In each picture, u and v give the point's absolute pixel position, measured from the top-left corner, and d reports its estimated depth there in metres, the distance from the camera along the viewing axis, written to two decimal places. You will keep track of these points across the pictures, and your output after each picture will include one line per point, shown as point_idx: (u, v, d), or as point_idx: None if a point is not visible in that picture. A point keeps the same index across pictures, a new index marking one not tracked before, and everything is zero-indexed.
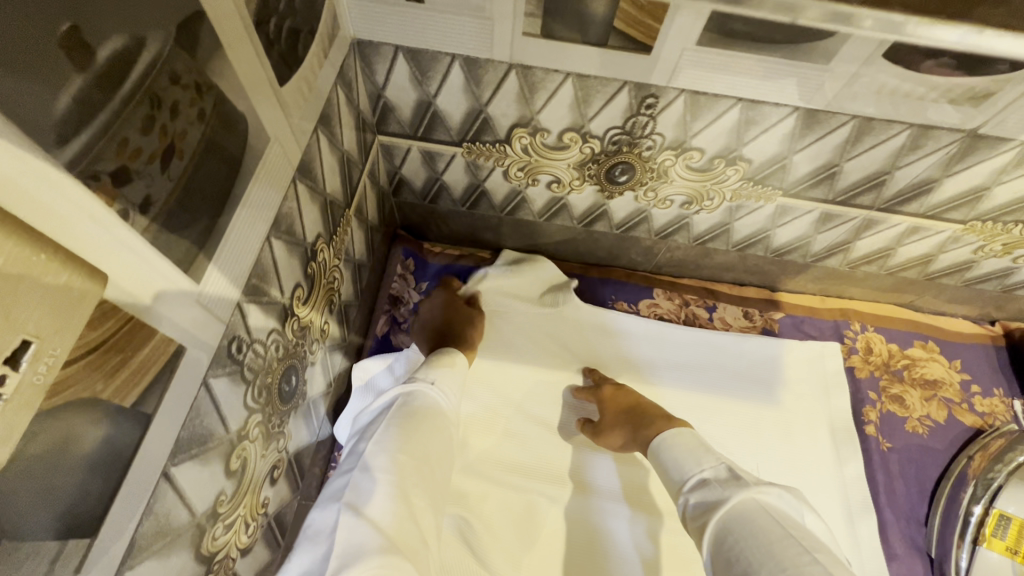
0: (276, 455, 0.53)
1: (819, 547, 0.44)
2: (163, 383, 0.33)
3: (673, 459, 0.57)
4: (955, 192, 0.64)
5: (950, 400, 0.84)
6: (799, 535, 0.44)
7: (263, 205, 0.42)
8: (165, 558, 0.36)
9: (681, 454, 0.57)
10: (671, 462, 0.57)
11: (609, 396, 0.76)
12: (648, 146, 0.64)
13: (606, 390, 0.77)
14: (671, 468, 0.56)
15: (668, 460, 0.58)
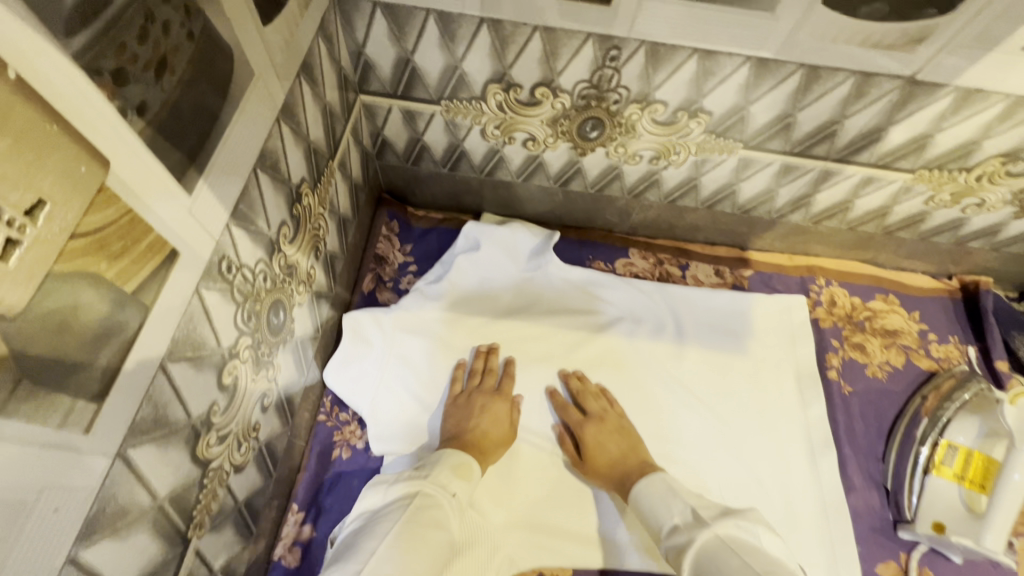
0: (266, 385, 0.56)
1: (769, 565, 0.52)
2: (160, 279, 0.36)
3: (649, 506, 0.66)
4: (900, 141, 0.68)
5: (908, 347, 0.89)
6: (754, 562, 0.53)
7: (250, 136, 0.45)
8: (163, 449, 0.40)
9: (656, 497, 0.66)
10: (649, 510, 0.65)
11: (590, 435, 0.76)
12: (615, 100, 0.68)
13: (588, 426, 0.76)
14: (649, 517, 0.65)
15: (644, 507, 0.66)
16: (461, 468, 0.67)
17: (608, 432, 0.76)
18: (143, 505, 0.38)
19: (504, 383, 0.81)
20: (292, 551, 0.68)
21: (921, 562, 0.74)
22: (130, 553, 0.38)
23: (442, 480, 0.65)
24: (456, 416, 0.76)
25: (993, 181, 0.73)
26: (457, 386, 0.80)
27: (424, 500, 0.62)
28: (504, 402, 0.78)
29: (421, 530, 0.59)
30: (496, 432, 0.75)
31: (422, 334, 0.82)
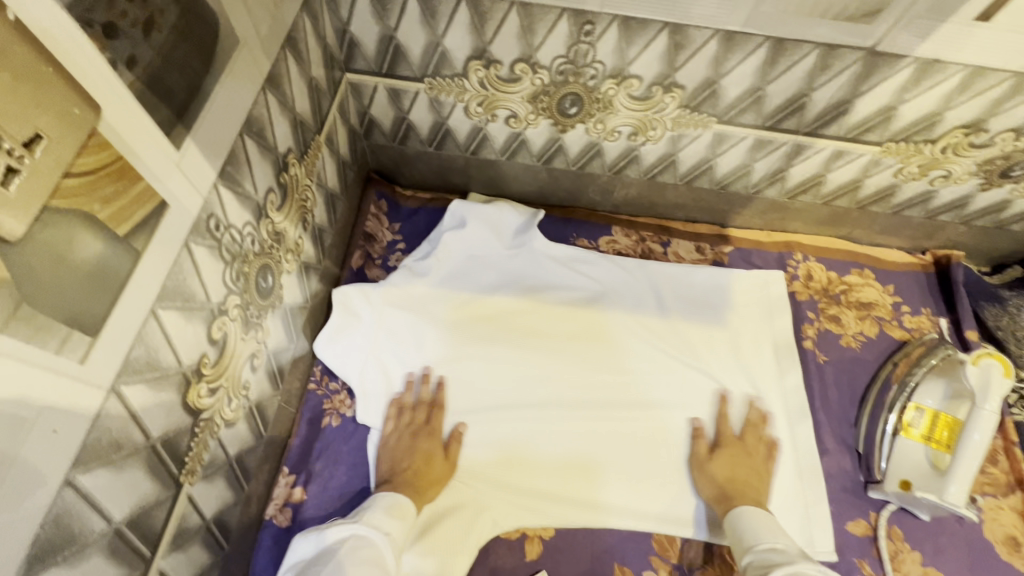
0: (255, 345, 0.59)
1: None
2: (151, 227, 0.39)
3: (749, 524, 0.68)
4: (867, 113, 0.71)
5: (882, 318, 0.92)
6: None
7: (236, 101, 0.48)
8: (155, 391, 0.42)
9: (761, 522, 0.68)
10: (748, 529, 0.67)
11: (733, 452, 0.78)
12: (592, 75, 0.70)
13: (725, 449, 0.79)
14: (747, 530, 0.67)
15: (743, 526, 0.68)
16: (396, 508, 0.67)
17: (743, 457, 0.78)
18: (137, 443, 0.41)
19: (434, 417, 0.79)
20: (283, 511, 0.71)
21: (890, 521, 0.77)
22: (125, 486, 0.40)
23: (374, 520, 0.64)
24: (392, 456, 0.75)
25: (959, 152, 0.76)
26: (388, 424, 0.77)
27: (355, 543, 0.62)
28: (435, 441, 0.77)
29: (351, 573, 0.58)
30: (435, 472, 0.74)
31: (404, 313, 0.84)
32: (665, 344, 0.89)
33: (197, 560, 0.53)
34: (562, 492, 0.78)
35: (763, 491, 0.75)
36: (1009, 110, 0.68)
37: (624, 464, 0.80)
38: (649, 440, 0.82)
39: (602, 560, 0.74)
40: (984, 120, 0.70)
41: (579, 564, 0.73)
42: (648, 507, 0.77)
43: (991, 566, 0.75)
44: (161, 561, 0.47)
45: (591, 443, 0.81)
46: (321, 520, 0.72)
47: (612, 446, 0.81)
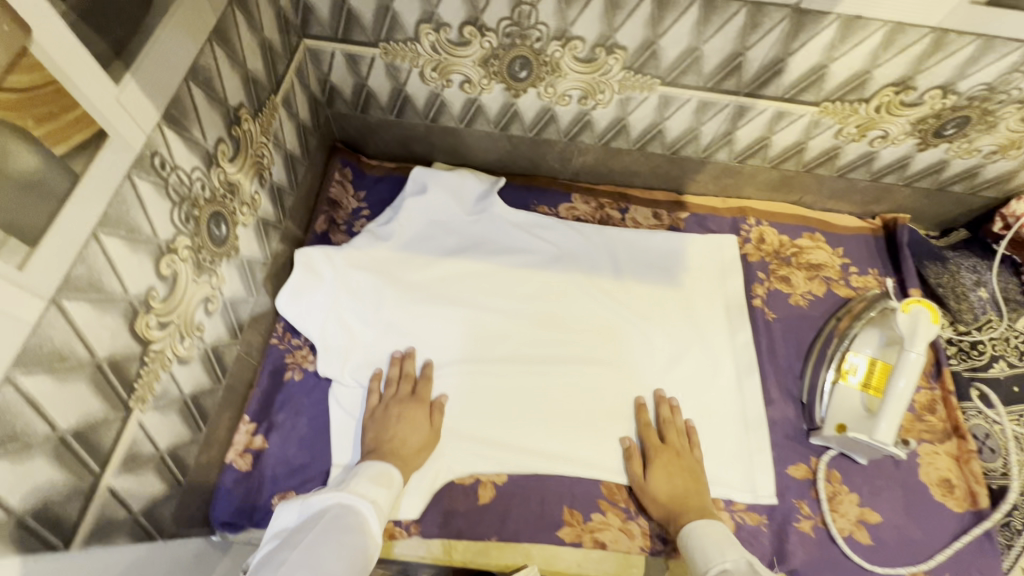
0: (209, 289, 0.62)
1: None
2: (89, 153, 0.42)
3: (698, 549, 0.67)
4: (801, 72, 0.74)
5: (830, 278, 0.95)
6: None
7: (181, 48, 0.50)
8: (99, 311, 0.45)
9: (705, 543, 0.67)
10: (698, 551, 0.66)
11: (665, 462, 0.77)
12: (537, 38, 0.74)
13: (656, 461, 0.77)
14: (698, 553, 0.66)
15: (693, 549, 0.67)
16: (382, 476, 0.69)
17: (675, 465, 0.77)
18: (82, 357, 0.44)
19: (420, 387, 0.81)
20: (243, 456, 0.74)
21: (830, 465, 0.81)
22: (70, 396, 0.43)
23: (360, 488, 0.67)
24: (379, 424, 0.76)
25: (892, 112, 0.79)
26: (375, 396, 0.79)
27: (339, 511, 0.63)
28: (422, 407, 0.79)
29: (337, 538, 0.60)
30: (414, 438, 0.76)
31: (367, 271, 0.86)
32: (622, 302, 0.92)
33: (151, 488, 0.56)
34: (518, 444, 0.80)
35: (705, 497, 0.75)
36: (934, 67, 0.71)
37: (580, 419, 0.83)
38: (607, 395, 0.85)
39: (553, 504, 0.77)
40: (911, 77, 0.73)
41: (530, 506, 0.76)
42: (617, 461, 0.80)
43: (925, 507, 0.79)
44: (112, 479, 0.50)
45: (549, 398, 0.84)
46: (281, 465, 0.75)
47: (572, 399, 0.84)
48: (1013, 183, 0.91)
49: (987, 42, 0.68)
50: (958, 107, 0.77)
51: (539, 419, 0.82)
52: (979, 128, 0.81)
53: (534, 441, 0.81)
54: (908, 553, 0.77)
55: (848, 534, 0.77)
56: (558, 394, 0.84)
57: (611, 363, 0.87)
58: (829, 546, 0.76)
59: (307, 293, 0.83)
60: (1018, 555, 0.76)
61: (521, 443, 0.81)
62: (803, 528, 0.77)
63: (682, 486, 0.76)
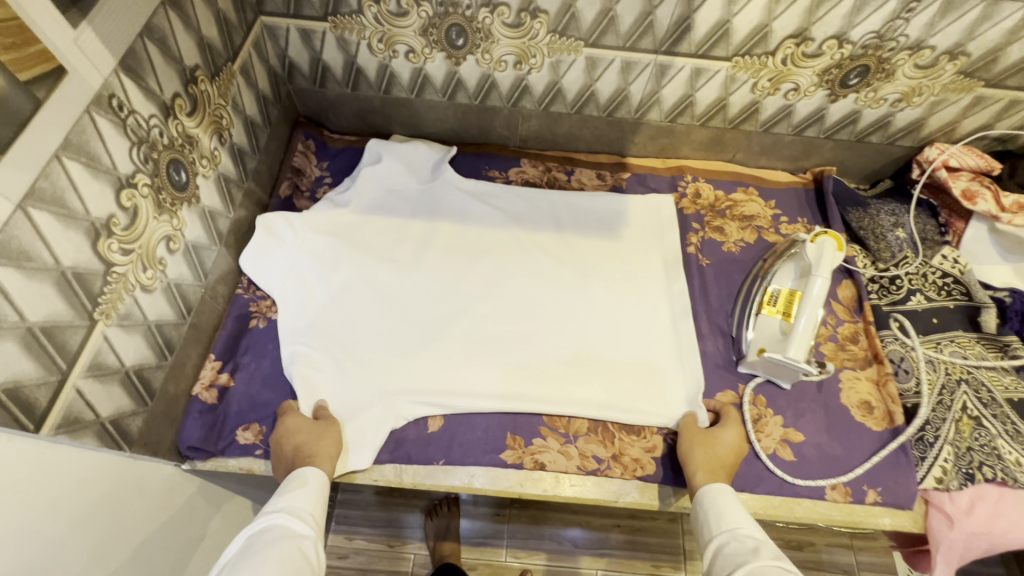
0: (170, 229, 0.69)
1: None
2: (51, 84, 0.49)
3: (724, 510, 0.67)
4: (707, 29, 0.82)
5: (762, 228, 1.02)
6: None
7: (133, 8, 0.58)
8: (64, 223, 0.52)
9: (733, 509, 0.67)
10: (722, 510, 0.67)
11: (734, 442, 0.78)
12: (467, 5, 0.82)
13: (724, 431, 0.79)
14: (723, 512, 0.67)
15: (723, 506, 0.67)
16: (298, 482, 0.69)
17: (737, 448, 0.78)
18: (47, 262, 0.51)
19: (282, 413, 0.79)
20: (209, 390, 0.81)
21: (756, 391, 0.87)
22: (36, 294, 0.50)
23: (279, 501, 0.66)
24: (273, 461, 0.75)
25: (798, 63, 0.87)
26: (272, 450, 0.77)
27: (260, 531, 0.62)
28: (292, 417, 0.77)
29: (270, 551, 0.58)
30: (306, 439, 0.75)
31: (325, 234, 0.94)
32: (567, 254, 0.99)
33: (117, 400, 0.63)
34: (467, 388, 0.84)
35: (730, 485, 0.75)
36: (824, 17, 0.79)
37: (536, 362, 0.88)
38: (563, 338, 0.90)
39: (496, 432, 0.82)
40: (807, 29, 0.81)
41: (472, 433, 0.82)
42: (589, 398, 0.84)
43: (846, 427, 0.85)
44: (78, 379, 0.56)
45: (498, 345, 0.89)
46: (245, 400, 0.81)
47: (524, 344, 0.89)
48: (924, 132, 0.99)
49: None
50: (856, 57, 0.85)
51: (488, 362, 0.87)
52: (880, 77, 0.88)
53: (477, 388, 0.84)
54: (829, 468, 0.82)
55: (772, 452, 0.83)
56: (507, 340, 0.89)
57: (557, 310, 0.93)
58: (754, 463, 0.81)
59: (270, 253, 0.90)
60: (931, 464, 0.81)
61: (468, 387, 0.84)
62: None
63: (730, 462, 0.76)
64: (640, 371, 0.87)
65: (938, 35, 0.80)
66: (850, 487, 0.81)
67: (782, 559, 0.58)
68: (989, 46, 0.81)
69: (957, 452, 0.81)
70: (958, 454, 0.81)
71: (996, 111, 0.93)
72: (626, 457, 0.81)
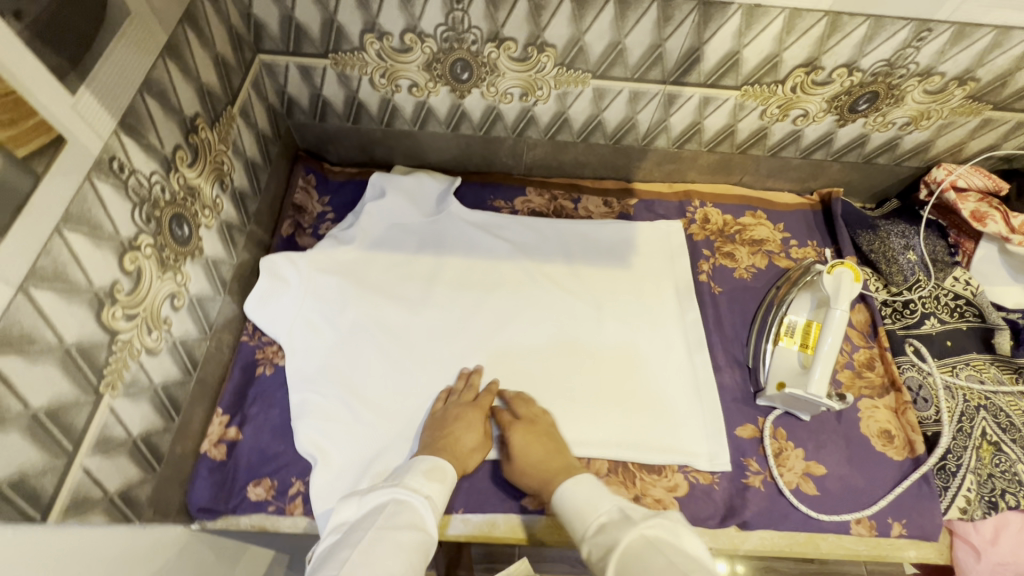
0: (174, 286, 0.66)
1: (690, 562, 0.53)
2: (49, 155, 0.46)
3: (573, 512, 0.66)
4: (717, 60, 0.81)
5: (772, 252, 1.01)
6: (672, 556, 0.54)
7: (131, 64, 0.55)
8: (66, 300, 0.50)
9: (577, 504, 0.66)
10: (574, 514, 0.65)
11: (517, 437, 0.77)
12: (473, 40, 0.80)
13: (513, 433, 0.78)
14: (574, 517, 0.65)
15: (571, 510, 0.66)
16: (434, 471, 0.71)
17: (534, 436, 0.77)
18: (51, 342, 0.48)
19: (482, 396, 0.83)
20: (217, 446, 0.78)
21: (776, 423, 0.86)
22: (40, 378, 0.48)
23: (419, 482, 0.68)
24: (432, 427, 0.78)
25: (807, 91, 0.86)
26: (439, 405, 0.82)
27: (397, 507, 0.65)
28: (480, 413, 0.81)
29: (405, 537, 0.62)
30: (470, 440, 0.78)
31: (333, 273, 0.91)
32: (577, 285, 0.97)
33: (125, 471, 0.60)
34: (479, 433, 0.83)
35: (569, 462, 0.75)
36: (835, 47, 0.78)
37: (549, 399, 0.86)
38: (580, 372, 0.89)
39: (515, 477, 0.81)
40: (817, 58, 0.80)
41: (486, 480, 0.80)
42: (605, 436, 0.83)
43: (867, 457, 0.84)
44: (84, 459, 0.54)
45: (511, 385, 0.87)
46: (255, 454, 0.79)
47: (539, 379, 0.88)
48: (931, 153, 0.98)
49: (878, 21, 0.74)
50: (865, 83, 0.84)
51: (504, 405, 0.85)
52: (889, 102, 0.87)
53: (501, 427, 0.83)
54: (852, 501, 0.81)
55: (795, 487, 0.81)
56: (519, 377, 0.88)
57: (570, 344, 0.91)
58: (777, 498, 0.80)
59: (274, 299, 0.87)
60: (954, 495, 0.80)
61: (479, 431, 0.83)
62: (753, 483, 0.81)
63: (544, 453, 0.75)
64: (646, 409, 0.86)
65: (948, 62, 0.80)
66: (875, 520, 0.80)
67: (632, 525, 0.59)
68: (998, 71, 0.81)
69: (980, 480, 0.81)
70: (980, 482, 0.81)
71: (1003, 132, 0.93)
72: (649, 498, 0.80)
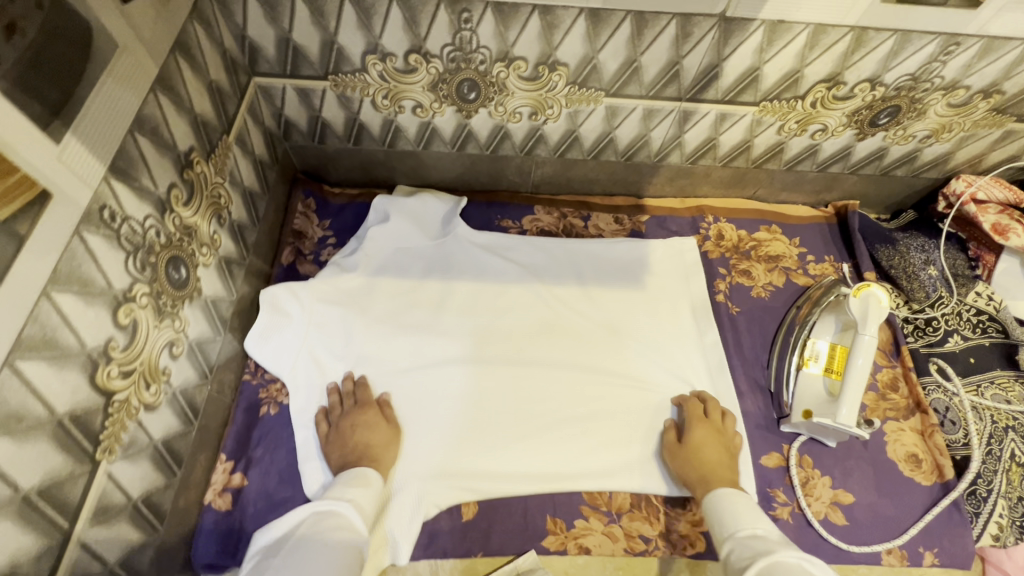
0: (172, 333, 0.62)
1: None
2: (33, 214, 0.42)
3: (727, 514, 0.66)
4: (736, 77, 0.78)
5: (789, 269, 0.98)
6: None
7: (121, 102, 0.51)
8: (56, 369, 0.46)
9: (740, 511, 0.66)
10: (728, 516, 0.66)
11: (700, 437, 0.77)
12: (481, 60, 0.76)
13: (696, 432, 0.78)
14: (728, 516, 0.66)
15: (723, 511, 0.67)
16: (357, 479, 0.70)
17: (714, 440, 0.77)
18: (41, 416, 0.44)
19: (362, 393, 0.80)
20: (222, 496, 0.75)
21: (801, 450, 0.83)
22: (30, 456, 0.44)
23: (339, 492, 0.67)
24: (338, 440, 0.76)
25: (827, 106, 0.83)
26: (327, 412, 0.79)
27: (315, 517, 0.64)
28: (371, 410, 0.79)
29: (323, 541, 0.60)
30: (376, 440, 0.76)
31: (337, 304, 0.87)
32: (592, 308, 0.93)
33: (126, 537, 0.57)
34: (505, 470, 0.79)
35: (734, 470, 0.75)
36: (859, 62, 0.75)
37: (551, 424, 0.83)
38: (588, 397, 0.85)
39: (536, 515, 0.78)
40: (840, 73, 0.77)
41: (506, 520, 0.77)
42: (613, 466, 0.80)
43: (895, 484, 0.81)
44: (83, 533, 0.50)
45: (505, 414, 0.83)
46: (260, 501, 0.75)
47: (546, 403, 0.84)
48: (951, 164, 0.96)
49: (904, 36, 0.71)
50: (888, 98, 0.81)
51: (504, 436, 0.82)
52: (911, 115, 0.84)
53: (496, 456, 0.80)
54: (883, 530, 0.79)
55: (823, 517, 0.79)
56: (516, 404, 0.84)
57: (579, 366, 0.87)
58: (806, 530, 0.78)
59: (275, 334, 0.83)
60: (986, 521, 0.79)
61: (493, 467, 0.79)
62: (781, 516, 0.78)
63: (716, 457, 0.76)
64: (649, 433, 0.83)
65: (974, 75, 0.77)
66: (907, 550, 0.78)
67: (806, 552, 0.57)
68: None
69: (1010, 504, 0.79)
70: (1011, 507, 0.79)
71: None
72: (673, 533, 0.77)
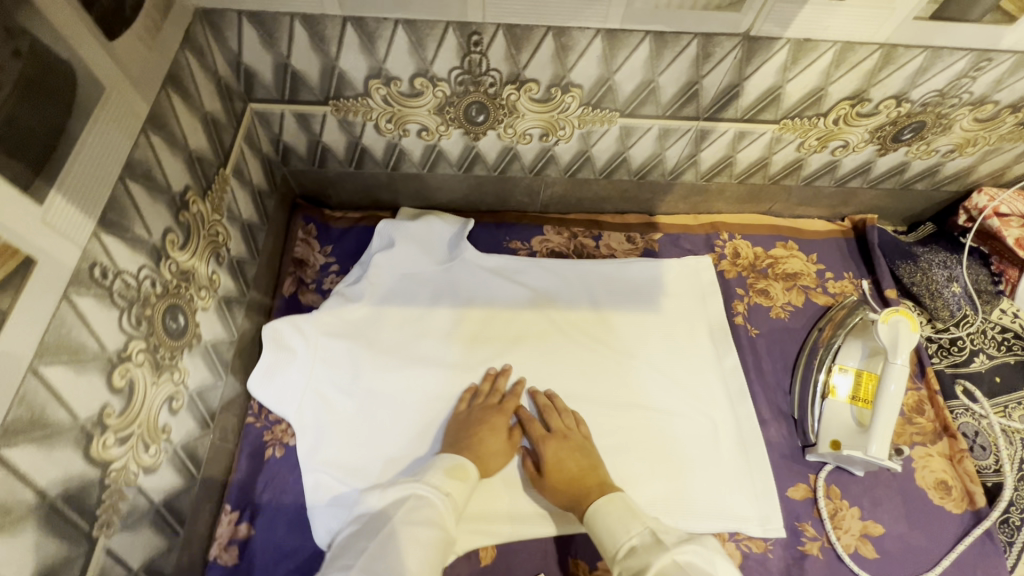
0: (172, 387, 0.58)
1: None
2: (16, 285, 0.38)
3: (607, 530, 0.65)
4: (757, 96, 0.74)
5: (808, 287, 0.95)
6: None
7: (109, 149, 0.47)
8: (46, 450, 0.42)
9: (613, 525, 0.65)
10: (607, 533, 0.65)
11: (553, 452, 0.75)
12: (491, 83, 0.72)
13: (547, 447, 0.76)
14: (604, 535, 0.65)
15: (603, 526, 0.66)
16: (456, 470, 0.71)
17: (568, 449, 0.76)
18: (30, 503, 0.41)
19: (509, 399, 0.81)
20: (229, 550, 0.71)
21: (828, 480, 0.81)
22: (20, 549, 0.40)
23: (438, 482, 0.69)
24: (456, 430, 0.77)
25: (850, 123, 0.79)
26: (462, 404, 0.81)
27: (416, 502, 0.66)
28: (506, 417, 0.79)
29: (414, 534, 0.63)
30: (494, 444, 0.76)
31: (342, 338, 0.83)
32: (606, 334, 0.89)
33: None
34: (500, 511, 0.76)
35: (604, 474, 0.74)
36: (885, 79, 0.72)
37: None
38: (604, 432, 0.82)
39: (555, 557, 0.75)
40: (865, 91, 0.74)
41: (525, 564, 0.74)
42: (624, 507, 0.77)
43: (925, 513, 0.78)
44: None
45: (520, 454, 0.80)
46: (269, 553, 0.72)
47: None
48: (972, 177, 0.93)
49: (935, 53, 0.68)
50: (913, 114, 0.78)
51: (511, 476, 0.79)
52: (935, 131, 0.81)
53: (525, 498, 0.77)
54: (915, 563, 0.76)
55: (854, 550, 0.76)
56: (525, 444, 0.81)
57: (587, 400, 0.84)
58: (837, 566, 0.75)
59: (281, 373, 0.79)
60: (1020, 550, 0.76)
61: (494, 509, 0.76)
62: (810, 551, 0.76)
63: (576, 467, 0.74)
64: (662, 465, 0.80)
65: (1004, 90, 0.74)
66: None
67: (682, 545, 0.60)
68: None
69: None
70: None
71: None
72: None
